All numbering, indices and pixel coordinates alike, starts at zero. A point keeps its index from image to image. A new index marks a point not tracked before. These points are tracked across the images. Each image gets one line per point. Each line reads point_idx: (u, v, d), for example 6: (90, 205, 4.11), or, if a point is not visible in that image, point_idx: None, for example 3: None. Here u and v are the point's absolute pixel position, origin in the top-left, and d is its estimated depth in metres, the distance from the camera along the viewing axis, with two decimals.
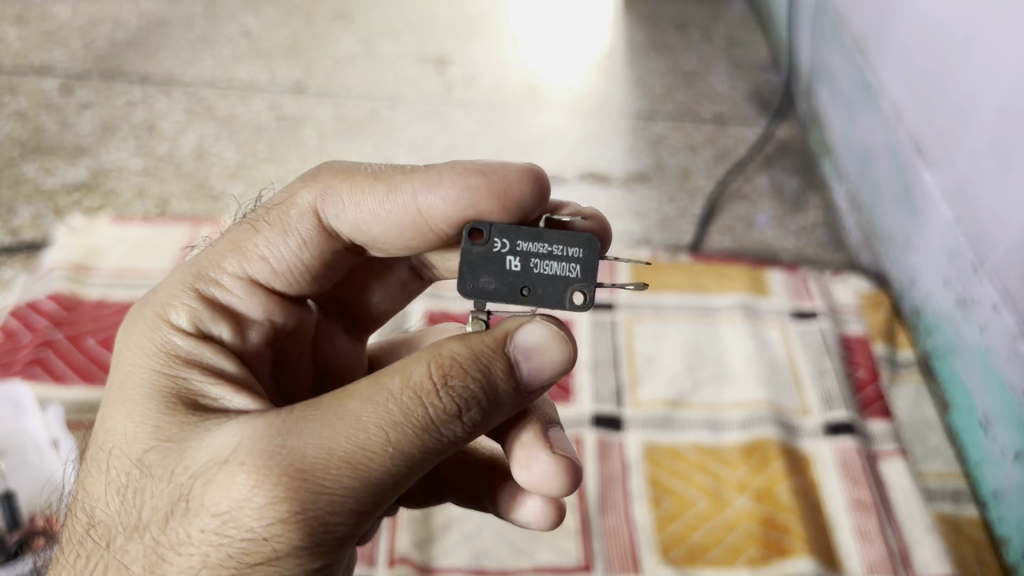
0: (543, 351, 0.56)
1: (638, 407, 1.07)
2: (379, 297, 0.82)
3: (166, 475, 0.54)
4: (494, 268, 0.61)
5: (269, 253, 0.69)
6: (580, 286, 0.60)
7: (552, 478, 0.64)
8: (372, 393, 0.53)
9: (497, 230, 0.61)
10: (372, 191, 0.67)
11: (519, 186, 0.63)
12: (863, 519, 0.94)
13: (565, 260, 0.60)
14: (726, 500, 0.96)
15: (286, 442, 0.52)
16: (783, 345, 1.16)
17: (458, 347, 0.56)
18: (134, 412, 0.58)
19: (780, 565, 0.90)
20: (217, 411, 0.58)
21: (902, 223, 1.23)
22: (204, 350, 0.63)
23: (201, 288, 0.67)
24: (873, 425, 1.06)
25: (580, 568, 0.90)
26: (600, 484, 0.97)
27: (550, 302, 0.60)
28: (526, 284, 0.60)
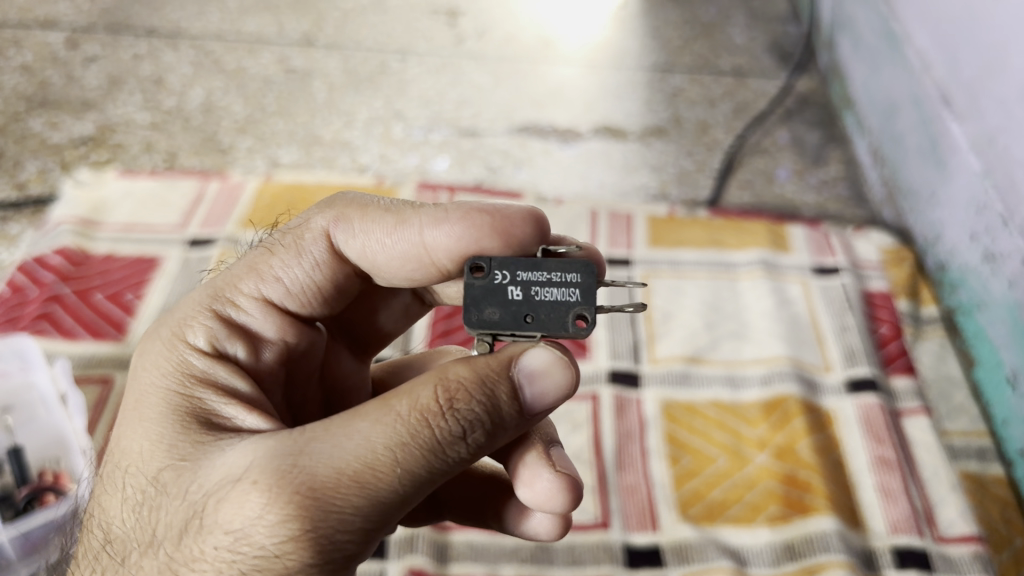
0: (547, 375, 0.53)
1: (656, 363, 1.05)
2: (384, 318, 0.79)
3: (179, 495, 0.52)
4: (495, 301, 0.58)
5: (286, 275, 0.65)
6: (580, 309, 0.57)
7: (556, 496, 0.61)
8: (379, 416, 0.51)
9: (497, 262, 0.59)
10: (382, 221, 0.64)
11: (523, 227, 0.62)
12: (886, 477, 0.92)
13: (564, 286, 0.57)
14: (746, 457, 0.94)
15: (294, 462, 0.50)
16: (805, 301, 1.13)
17: (463, 372, 0.53)
18: (148, 429, 0.56)
19: (802, 523, 0.87)
20: (228, 429, 0.56)
21: (927, 178, 1.19)
22: (217, 368, 0.60)
23: (217, 309, 0.64)
24: (896, 382, 1.04)
25: (598, 525, 0.88)
26: (616, 441, 0.96)
27: (553, 327, 0.57)
28: (529, 311, 0.57)
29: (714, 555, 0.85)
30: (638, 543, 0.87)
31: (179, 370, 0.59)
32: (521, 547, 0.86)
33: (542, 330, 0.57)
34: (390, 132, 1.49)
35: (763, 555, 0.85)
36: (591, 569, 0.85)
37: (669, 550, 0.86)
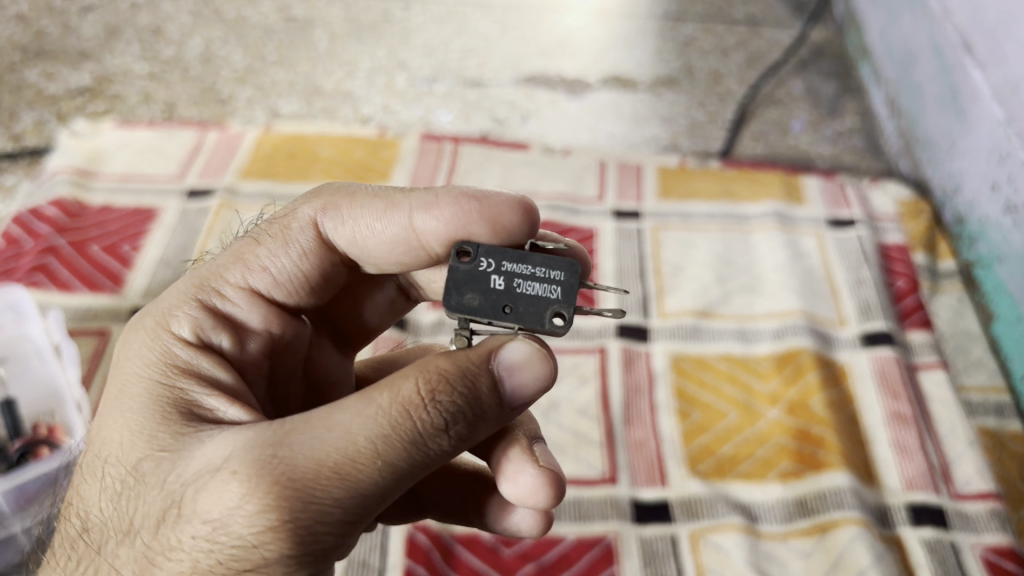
0: (526, 366, 0.52)
1: (665, 317, 1.02)
2: (370, 310, 0.75)
3: (157, 484, 0.50)
4: (476, 289, 0.56)
5: (271, 264, 0.63)
6: (558, 307, 0.54)
7: (538, 492, 0.58)
8: (358, 407, 0.48)
9: (484, 250, 0.57)
10: (371, 207, 0.63)
11: (512, 216, 0.59)
12: (902, 432, 0.90)
13: (547, 281, 0.55)
14: (758, 411, 0.92)
15: (274, 452, 0.47)
16: (819, 254, 1.10)
17: (445, 364, 0.51)
18: (126, 417, 0.54)
19: (815, 478, 0.85)
20: (208, 418, 0.53)
21: (946, 127, 1.15)
22: (199, 358, 0.57)
23: (202, 300, 0.61)
24: (912, 335, 1.01)
25: (606, 480, 0.86)
26: (624, 395, 0.93)
27: (530, 321, 0.54)
28: (509, 301, 0.55)
29: (724, 511, 0.83)
30: (647, 499, 0.85)
31: (162, 353, 0.57)
32: None
33: (519, 322, 0.54)
34: (393, 83, 1.45)
35: (775, 512, 0.83)
36: (599, 525, 0.83)
37: (678, 506, 0.84)
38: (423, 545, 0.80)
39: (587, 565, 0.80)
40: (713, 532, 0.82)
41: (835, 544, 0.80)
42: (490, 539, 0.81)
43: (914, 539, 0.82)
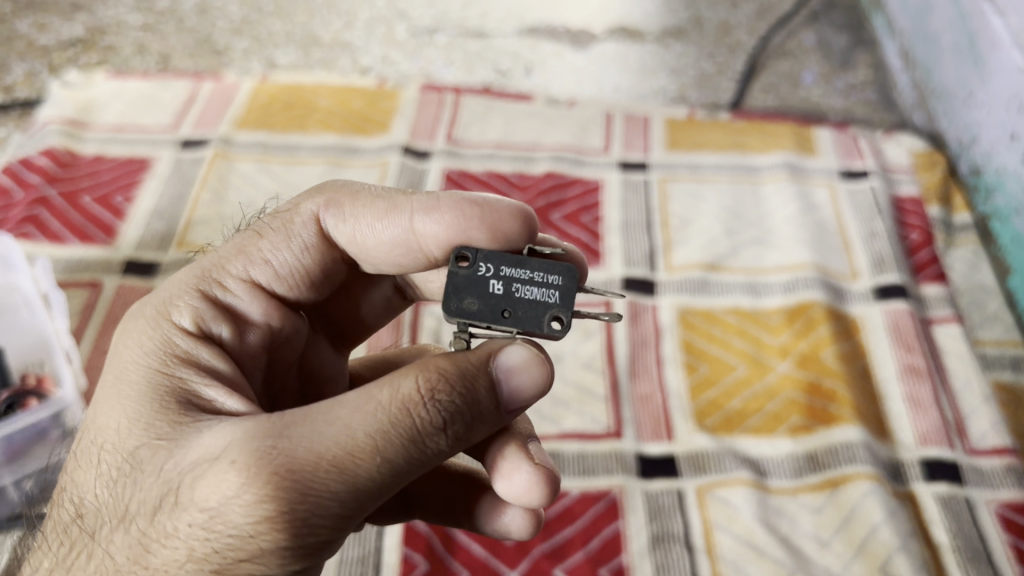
0: (523, 371, 0.49)
1: (673, 271, 0.99)
2: (366, 309, 0.70)
3: (154, 472, 0.47)
4: (475, 295, 0.53)
5: (275, 258, 0.60)
6: (557, 311, 0.51)
7: (533, 491, 0.54)
8: (357, 402, 0.46)
9: (483, 254, 0.54)
10: (371, 206, 0.59)
11: (513, 223, 0.57)
12: (915, 386, 0.87)
13: (545, 286, 0.52)
14: (767, 365, 0.89)
15: (274, 442, 0.45)
16: (831, 206, 1.07)
17: (446, 365, 0.48)
18: (125, 404, 0.51)
19: (825, 433, 0.83)
20: (206, 407, 0.50)
21: (963, 76, 1.11)
22: (200, 348, 0.54)
23: (205, 289, 0.58)
24: (926, 289, 0.98)
25: (611, 435, 0.84)
26: (630, 348, 0.91)
27: (528, 325, 0.51)
28: (508, 304, 0.52)
29: (732, 466, 0.81)
30: (653, 453, 0.83)
31: (163, 341, 0.54)
32: None
33: (518, 326, 0.51)
34: (393, 33, 1.41)
35: (785, 467, 0.81)
36: (603, 480, 0.80)
37: (685, 460, 0.82)
38: None
39: (590, 520, 0.78)
40: (721, 487, 0.80)
41: (847, 499, 0.78)
42: None
43: (928, 495, 0.79)
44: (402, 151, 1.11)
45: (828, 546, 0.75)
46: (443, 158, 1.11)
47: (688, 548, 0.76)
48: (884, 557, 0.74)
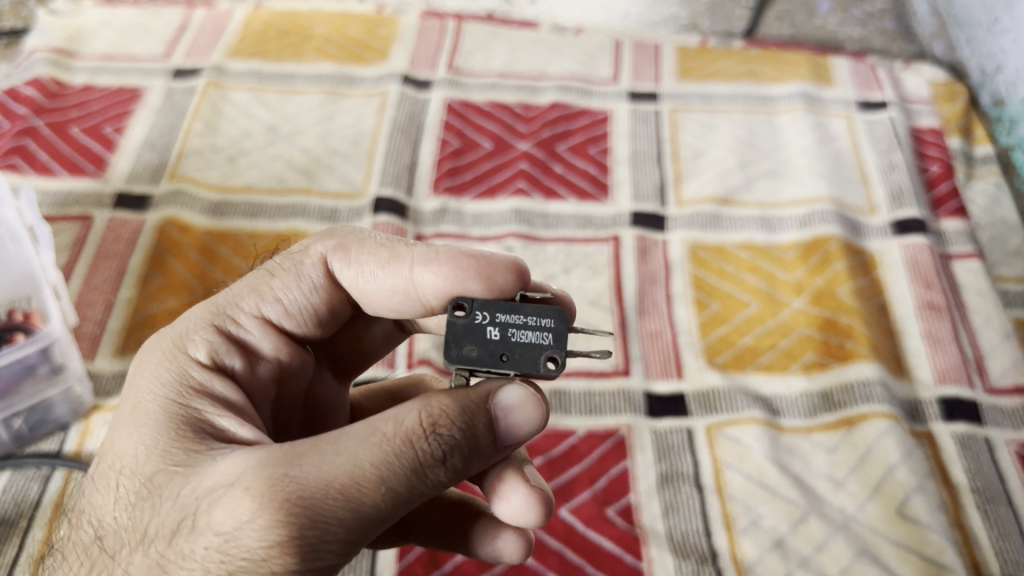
0: (516, 411, 0.45)
1: (683, 206, 0.95)
2: (366, 341, 0.64)
3: (169, 496, 0.43)
4: (471, 342, 0.47)
5: (287, 297, 0.54)
6: (551, 351, 0.46)
7: (528, 511, 0.49)
8: (362, 431, 0.42)
9: (480, 302, 0.48)
10: (371, 255, 0.53)
11: (513, 276, 0.51)
12: (934, 322, 0.84)
13: (540, 328, 0.46)
14: (781, 301, 0.86)
15: (286, 468, 0.41)
16: (849, 136, 1.03)
17: (442, 396, 0.44)
18: (136, 426, 0.47)
19: (841, 371, 0.80)
20: (218, 435, 0.46)
21: (988, 3, 1.06)
22: (215, 381, 0.49)
23: (221, 326, 0.52)
24: (946, 224, 0.95)
25: (619, 372, 0.81)
26: (638, 285, 0.88)
27: (527, 368, 0.46)
28: (506, 348, 0.46)
29: (744, 404, 0.78)
30: (661, 391, 0.80)
31: (177, 367, 0.49)
32: None
33: (516, 370, 0.46)
34: None
35: (798, 407, 0.78)
36: (610, 419, 0.78)
37: (695, 399, 0.79)
38: None
39: (597, 459, 0.75)
40: (732, 426, 0.77)
41: (862, 438, 0.75)
42: None
43: (945, 434, 0.77)
44: (401, 80, 1.07)
45: (842, 486, 0.73)
46: (444, 89, 1.06)
47: (698, 488, 0.74)
48: (901, 498, 0.72)
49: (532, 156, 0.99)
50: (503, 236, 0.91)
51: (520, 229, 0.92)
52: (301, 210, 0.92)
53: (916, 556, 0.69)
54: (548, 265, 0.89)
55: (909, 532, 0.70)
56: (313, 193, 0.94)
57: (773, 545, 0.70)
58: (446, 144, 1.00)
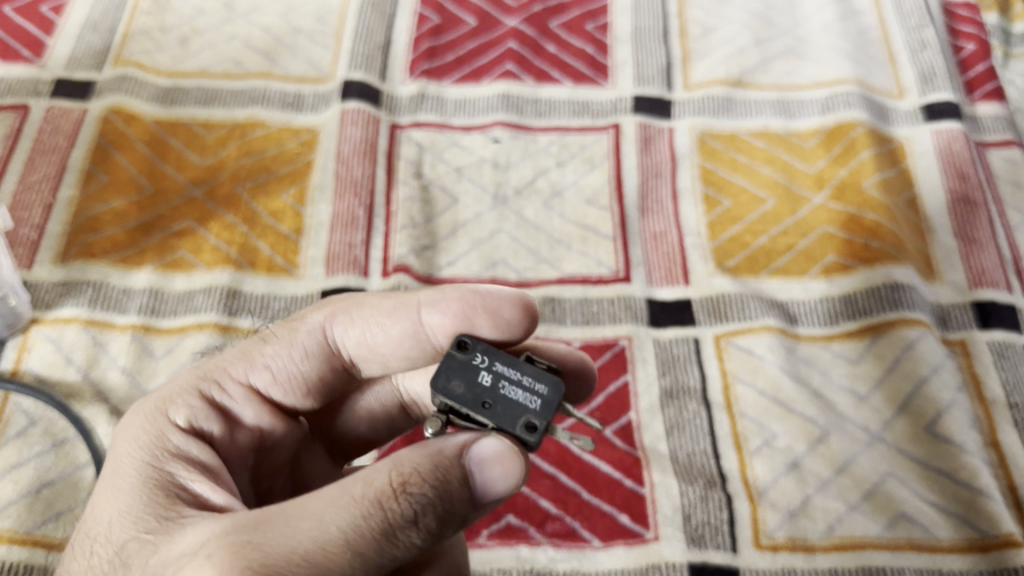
0: (496, 464, 0.37)
1: (691, 89, 0.85)
2: (366, 428, 0.54)
3: (139, 568, 0.37)
4: (461, 381, 0.39)
5: (277, 364, 0.47)
6: (532, 417, 0.38)
7: None
8: (328, 493, 0.36)
9: (484, 346, 0.41)
10: (378, 303, 0.47)
11: (522, 309, 0.44)
12: (971, 219, 0.76)
13: (530, 391, 0.39)
14: (801, 197, 0.77)
15: (250, 536, 0.35)
16: (875, 10, 0.92)
17: (412, 451, 0.37)
18: (111, 484, 0.41)
19: (866, 274, 0.72)
20: (191, 499, 0.40)
21: None
22: (194, 444, 0.43)
23: (207, 392, 0.45)
24: (982, 109, 0.85)
25: (619, 279, 0.73)
26: (640, 180, 0.79)
27: (506, 425, 0.38)
28: (492, 397, 0.39)
29: (757, 312, 0.70)
30: (665, 298, 0.72)
31: (152, 424, 0.43)
32: None
33: (493, 424, 0.38)
34: None
35: (816, 314, 0.71)
36: (608, 330, 0.70)
37: (702, 307, 0.71)
38: None
39: None
40: (743, 336, 0.69)
41: (889, 348, 0.68)
42: None
43: (980, 343, 0.69)
44: None
45: (864, 402, 0.66)
46: None
47: (705, 404, 0.66)
48: (932, 416, 0.65)
49: (522, 34, 0.88)
50: (489, 126, 0.82)
51: (508, 117, 0.82)
52: (260, 96, 0.83)
53: (947, 481, 0.62)
54: (539, 158, 0.80)
55: (938, 453, 0.63)
56: (273, 78, 0.84)
57: (789, 468, 0.63)
58: (424, 20, 0.89)
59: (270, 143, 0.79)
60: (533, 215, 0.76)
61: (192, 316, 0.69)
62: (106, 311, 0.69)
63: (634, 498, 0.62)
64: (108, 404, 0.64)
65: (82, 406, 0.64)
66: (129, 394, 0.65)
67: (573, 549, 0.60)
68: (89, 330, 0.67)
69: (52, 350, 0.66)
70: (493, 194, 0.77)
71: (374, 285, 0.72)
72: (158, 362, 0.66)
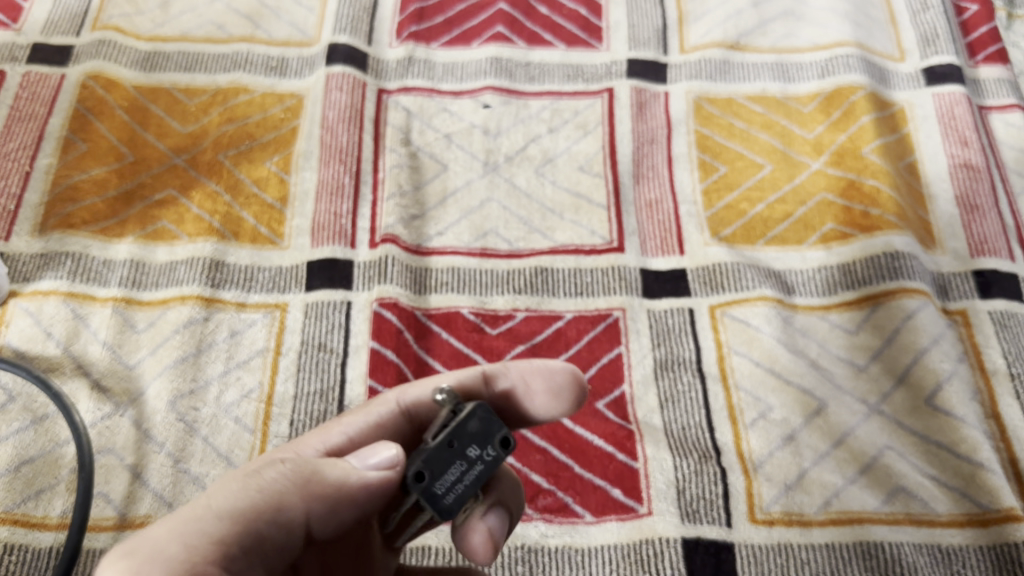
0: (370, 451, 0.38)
1: (687, 51, 0.83)
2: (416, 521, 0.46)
3: None
4: (476, 430, 0.38)
5: (355, 430, 0.44)
6: (422, 480, 0.37)
7: None
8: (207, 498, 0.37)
9: (496, 459, 0.38)
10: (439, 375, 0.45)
11: (578, 387, 0.43)
12: (972, 185, 0.74)
13: (446, 484, 0.37)
14: (799, 162, 0.75)
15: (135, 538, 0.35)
16: None
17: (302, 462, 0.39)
18: None
19: (865, 242, 0.70)
20: None
21: None
22: None
23: None
24: (984, 72, 0.83)
25: (612, 248, 0.71)
26: (634, 146, 0.77)
27: (425, 457, 0.37)
28: (452, 449, 0.38)
29: (753, 282, 0.69)
30: (659, 268, 0.71)
31: None
32: (516, 275, 0.70)
33: (429, 444, 0.38)
34: None
35: (814, 284, 0.69)
36: (602, 301, 0.69)
37: (697, 277, 0.70)
38: (392, 325, 0.66)
39: (586, 345, 0.67)
40: (739, 306, 0.68)
41: (888, 319, 0.66)
42: (473, 316, 0.67)
43: (981, 312, 0.68)
44: None
45: (862, 373, 0.65)
46: None
47: (700, 376, 0.65)
48: (932, 388, 0.63)
49: None
50: (479, 90, 0.79)
51: (499, 81, 0.80)
52: (244, 61, 0.80)
53: (946, 454, 0.61)
54: (531, 124, 0.78)
55: (938, 425, 0.62)
56: (257, 42, 0.82)
57: (784, 440, 0.62)
58: None
59: (254, 109, 0.77)
60: (524, 183, 0.74)
61: (175, 288, 0.67)
62: (87, 284, 0.67)
63: (627, 471, 0.61)
64: (89, 378, 0.62)
65: (62, 381, 0.62)
66: (111, 367, 0.63)
67: (565, 524, 0.59)
68: (70, 303, 0.66)
69: (31, 323, 0.65)
70: (484, 161, 0.75)
71: (361, 256, 0.70)
72: (140, 336, 0.65)
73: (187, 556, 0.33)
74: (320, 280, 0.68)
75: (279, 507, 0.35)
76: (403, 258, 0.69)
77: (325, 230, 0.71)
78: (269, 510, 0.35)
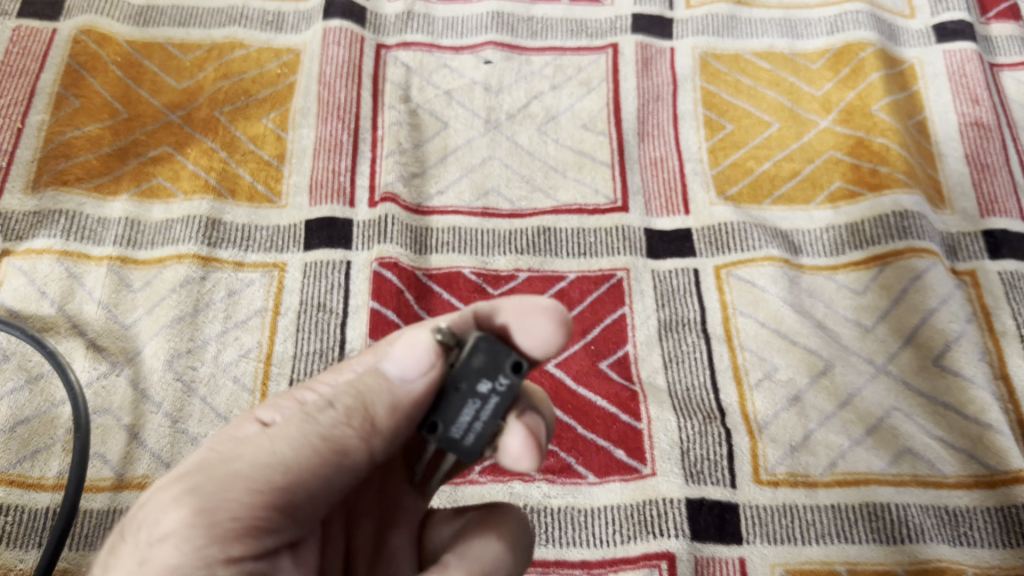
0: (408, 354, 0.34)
1: (693, 6, 0.81)
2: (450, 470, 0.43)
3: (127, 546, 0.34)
4: (482, 363, 0.35)
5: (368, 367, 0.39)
6: (437, 426, 0.35)
7: None
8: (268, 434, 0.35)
9: (512, 390, 0.35)
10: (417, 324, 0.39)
11: (560, 325, 0.37)
12: (983, 143, 0.73)
13: (464, 427, 0.35)
14: (806, 120, 0.74)
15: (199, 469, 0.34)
16: None
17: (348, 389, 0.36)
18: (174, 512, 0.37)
19: (872, 201, 0.69)
20: None
21: None
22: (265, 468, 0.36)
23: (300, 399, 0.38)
24: (995, 28, 0.81)
25: (616, 208, 0.70)
26: (639, 104, 0.75)
27: (432, 407, 0.35)
28: (459, 391, 0.35)
29: (759, 242, 0.68)
30: (663, 228, 0.69)
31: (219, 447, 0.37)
32: (518, 235, 0.69)
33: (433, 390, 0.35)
34: None
35: (821, 244, 0.68)
36: (605, 261, 0.68)
37: (702, 236, 0.69)
38: (392, 285, 0.65)
39: (589, 306, 0.66)
40: (744, 266, 0.67)
41: (896, 279, 0.65)
42: (474, 277, 0.66)
43: (990, 272, 0.67)
44: None
45: (869, 333, 0.64)
46: None
47: (704, 336, 0.64)
48: (940, 348, 0.62)
49: None
50: (480, 46, 0.78)
51: (500, 37, 0.78)
52: (239, 16, 0.79)
53: (953, 416, 0.60)
54: (533, 82, 0.76)
55: (945, 386, 0.61)
56: None
57: (790, 401, 0.61)
58: None
59: (250, 65, 0.76)
60: (526, 140, 0.73)
61: (171, 247, 0.66)
62: (81, 242, 0.66)
63: (630, 432, 0.60)
64: (84, 337, 0.61)
65: (58, 340, 0.61)
66: (106, 327, 0.62)
67: (567, 485, 0.58)
68: (64, 261, 0.65)
69: (25, 282, 0.63)
70: (485, 119, 0.74)
71: (361, 214, 0.69)
72: (136, 295, 0.64)
73: (250, 502, 0.31)
74: (319, 239, 0.67)
75: (343, 453, 0.33)
76: (403, 218, 0.68)
77: (324, 189, 0.70)
78: (334, 458, 0.33)
